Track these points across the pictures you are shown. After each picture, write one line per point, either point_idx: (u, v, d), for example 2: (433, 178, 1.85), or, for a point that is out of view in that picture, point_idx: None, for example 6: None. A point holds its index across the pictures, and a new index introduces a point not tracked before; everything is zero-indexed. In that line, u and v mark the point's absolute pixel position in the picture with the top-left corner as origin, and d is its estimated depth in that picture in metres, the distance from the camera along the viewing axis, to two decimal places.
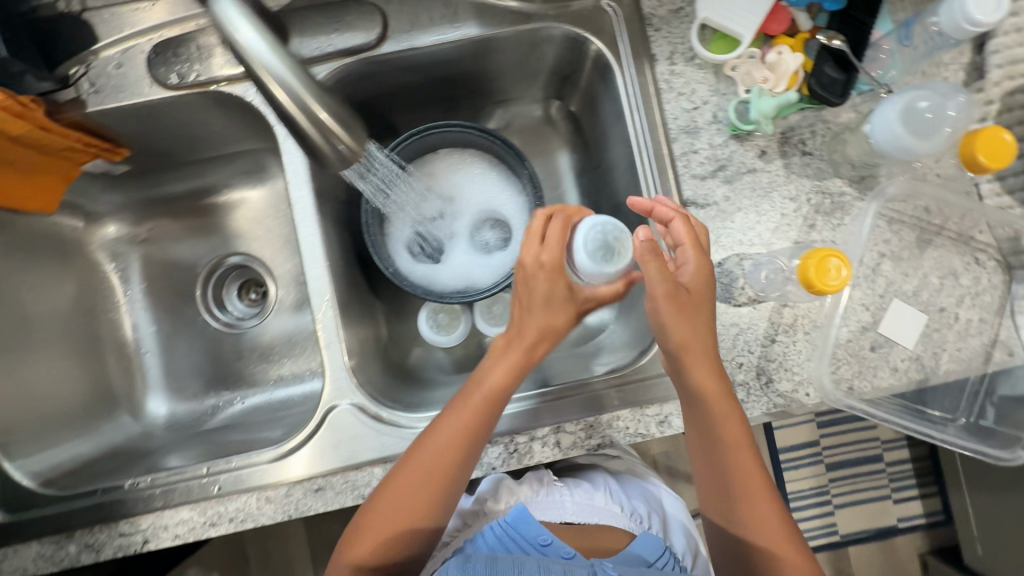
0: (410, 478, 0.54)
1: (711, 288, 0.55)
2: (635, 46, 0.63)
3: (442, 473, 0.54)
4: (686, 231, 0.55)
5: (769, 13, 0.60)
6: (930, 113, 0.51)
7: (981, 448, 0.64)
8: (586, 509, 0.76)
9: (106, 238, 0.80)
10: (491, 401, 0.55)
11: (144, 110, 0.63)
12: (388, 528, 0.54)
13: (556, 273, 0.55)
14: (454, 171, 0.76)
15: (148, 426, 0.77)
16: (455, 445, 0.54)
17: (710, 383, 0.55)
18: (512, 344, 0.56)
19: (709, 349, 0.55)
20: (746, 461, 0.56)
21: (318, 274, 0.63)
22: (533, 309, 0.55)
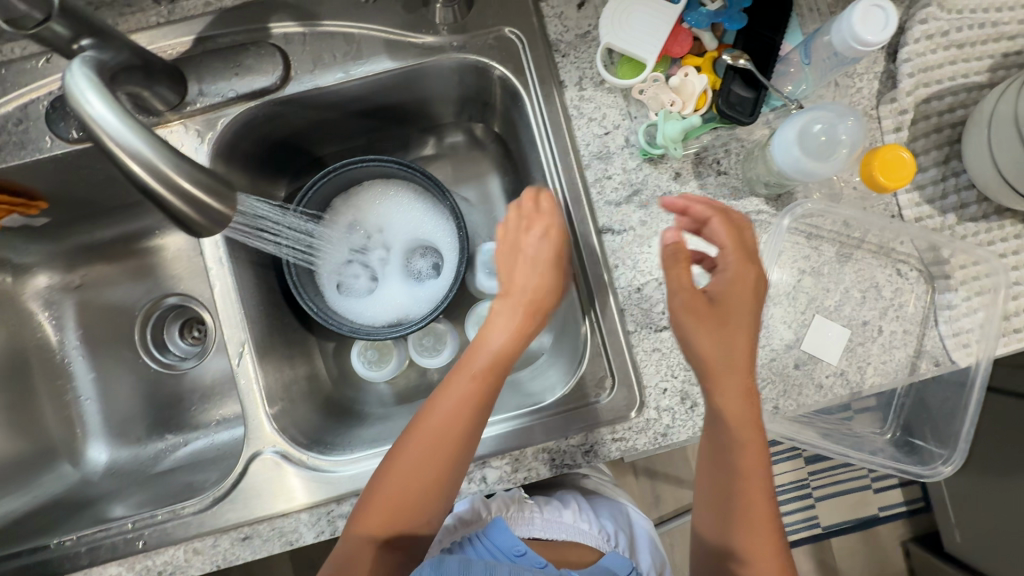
0: (418, 450, 0.54)
1: (748, 301, 0.52)
2: (543, 73, 0.63)
3: (452, 441, 0.53)
4: (725, 232, 0.54)
5: (670, 36, 0.59)
6: (824, 136, 0.54)
7: (900, 464, 0.65)
8: (555, 524, 0.75)
9: (38, 288, 0.80)
10: (503, 358, 0.55)
11: (50, 164, 0.63)
12: (399, 494, 0.53)
13: (554, 229, 0.56)
14: (380, 203, 0.75)
15: (89, 475, 0.77)
16: (467, 408, 0.54)
17: (736, 402, 0.52)
18: (515, 301, 0.55)
19: (741, 367, 0.52)
20: (754, 488, 0.54)
21: (235, 321, 0.63)
22: (533, 265, 0.56)
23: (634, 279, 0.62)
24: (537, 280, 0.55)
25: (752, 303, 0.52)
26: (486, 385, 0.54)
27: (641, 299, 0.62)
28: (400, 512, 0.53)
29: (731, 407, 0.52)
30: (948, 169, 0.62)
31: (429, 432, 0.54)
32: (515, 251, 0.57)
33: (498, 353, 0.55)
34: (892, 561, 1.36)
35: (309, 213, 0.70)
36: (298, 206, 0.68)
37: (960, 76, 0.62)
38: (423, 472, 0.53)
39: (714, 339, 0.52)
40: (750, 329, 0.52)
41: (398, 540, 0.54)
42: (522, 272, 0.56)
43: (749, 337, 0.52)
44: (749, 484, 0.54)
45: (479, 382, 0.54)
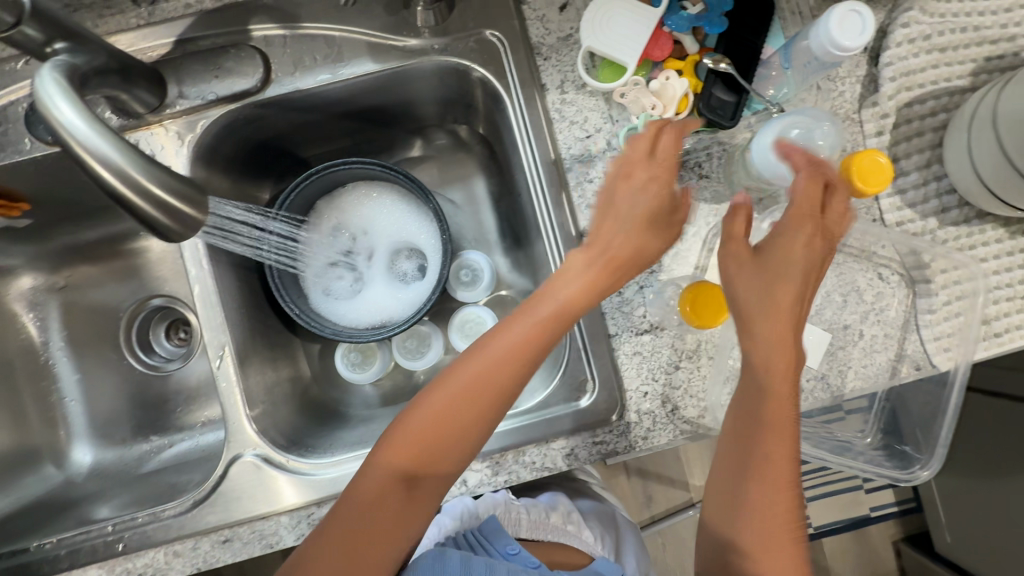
0: (460, 393, 0.50)
1: (804, 252, 0.51)
2: (524, 76, 0.63)
3: (496, 387, 0.50)
4: (804, 190, 0.50)
5: (650, 39, 0.59)
6: (801, 139, 0.54)
7: (881, 469, 0.65)
8: (542, 526, 0.74)
9: (22, 289, 0.80)
10: (572, 310, 0.50)
11: (30, 166, 0.63)
12: (428, 435, 0.49)
13: (658, 176, 0.51)
14: (363, 205, 0.75)
15: (74, 476, 0.77)
16: (525, 352, 0.50)
17: (776, 346, 0.50)
18: (597, 256, 0.51)
19: (785, 309, 0.50)
20: (778, 447, 0.50)
21: (215, 324, 0.62)
22: (628, 218, 0.51)
23: None
24: (626, 234, 0.51)
25: (810, 253, 0.51)
26: (547, 334, 0.50)
27: (623, 303, 0.62)
28: (430, 457, 0.49)
29: (776, 352, 0.50)
30: (930, 172, 0.62)
31: (475, 373, 0.50)
32: (613, 197, 0.52)
33: (568, 305, 0.50)
34: (883, 561, 1.36)
35: (291, 216, 0.69)
36: (280, 209, 0.68)
37: (942, 80, 0.62)
38: (461, 413, 0.49)
39: (759, 284, 0.51)
40: (801, 275, 0.51)
41: (419, 483, 0.50)
42: (611, 220, 0.52)
43: (799, 281, 0.51)
44: (776, 445, 0.50)
45: (541, 331, 0.50)
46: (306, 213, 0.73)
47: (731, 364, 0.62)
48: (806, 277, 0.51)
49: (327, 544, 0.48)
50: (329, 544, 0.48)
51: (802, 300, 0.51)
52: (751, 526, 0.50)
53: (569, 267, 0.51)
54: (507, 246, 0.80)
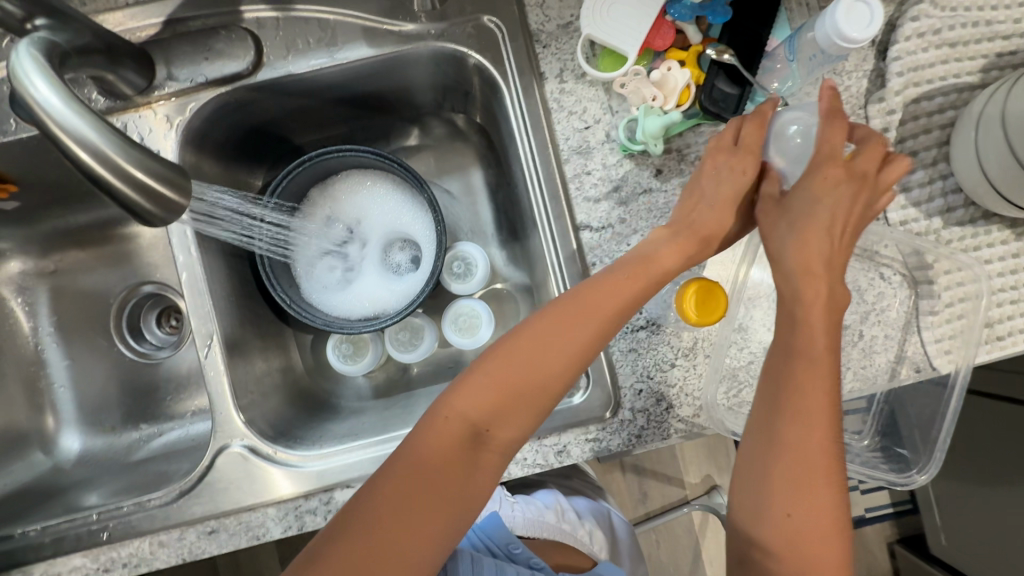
0: (533, 350, 0.49)
1: (833, 198, 0.50)
2: (522, 64, 0.61)
3: (571, 348, 0.50)
4: (825, 134, 0.51)
5: (652, 28, 0.57)
6: (798, 137, 0.54)
7: (868, 471, 0.63)
8: (537, 524, 0.74)
9: (11, 273, 0.79)
10: (657, 279, 0.52)
11: (15, 147, 0.62)
12: (495, 391, 0.49)
13: (748, 156, 0.54)
14: (356, 194, 0.74)
15: (62, 462, 0.76)
16: (607, 312, 0.50)
17: (807, 280, 0.49)
18: (682, 229, 0.53)
19: (815, 259, 0.49)
20: (812, 385, 0.48)
21: (203, 312, 0.61)
22: (721, 198, 0.53)
23: None
24: (719, 211, 0.53)
25: (849, 201, 0.50)
26: (639, 301, 0.51)
27: None
28: (499, 410, 0.49)
29: (807, 287, 0.49)
30: (936, 171, 0.61)
31: (551, 333, 0.50)
32: (704, 173, 0.55)
33: (662, 272, 0.52)
34: (877, 562, 1.35)
35: (282, 204, 0.68)
36: (272, 197, 0.66)
37: (951, 76, 0.61)
38: (537, 367, 0.49)
39: (789, 227, 0.51)
40: (834, 214, 0.50)
41: (486, 437, 0.48)
42: (700, 197, 0.54)
43: (831, 218, 0.50)
44: (812, 385, 0.48)
45: (631, 297, 0.51)
46: (298, 202, 0.71)
47: (726, 363, 0.61)
48: (840, 215, 0.50)
49: (373, 497, 0.46)
50: (394, 478, 0.46)
51: (837, 239, 0.50)
52: (786, 470, 0.48)
53: (659, 239, 0.53)
54: (503, 238, 0.78)
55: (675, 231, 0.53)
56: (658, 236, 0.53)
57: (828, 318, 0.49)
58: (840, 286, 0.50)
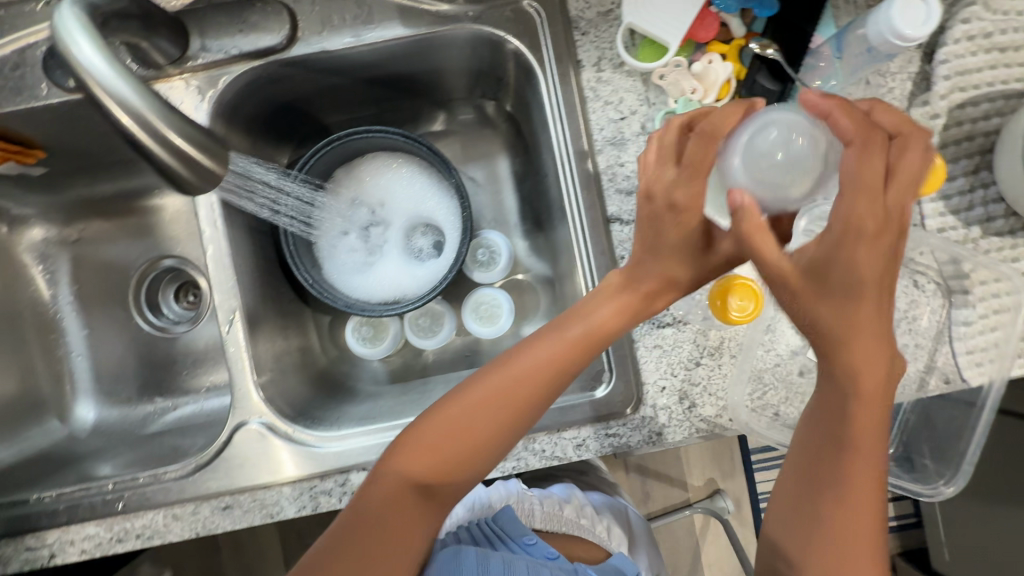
0: (470, 413, 0.49)
1: (875, 256, 0.40)
2: (560, 51, 0.60)
3: (508, 407, 0.50)
4: (854, 165, 0.41)
5: (696, 19, 0.56)
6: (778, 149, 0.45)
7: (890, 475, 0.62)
8: (557, 518, 0.74)
9: (33, 240, 0.78)
10: (593, 337, 0.50)
11: (45, 113, 0.62)
12: (433, 454, 0.49)
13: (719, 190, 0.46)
14: (383, 176, 0.73)
15: (76, 432, 0.76)
16: (542, 372, 0.50)
17: (858, 360, 0.43)
18: (627, 286, 0.50)
19: (866, 326, 0.42)
20: (863, 457, 0.45)
21: (227, 287, 0.61)
22: (684, 242, 0.48)
23: None
24: (686, 261, 0.49)
25: (886, 260, 0.41)
26: (575, 360, 0.50)
27: None
28: (442, 467, 0.49)
29: (866, 370, 0.43)
30: (977, 179, 0.59)
31: (485, 394, 0.50)
32: (671, 211, 0.47)
33: (601, 331, 0.50)
34: None
35: (310, 178, 0.68)
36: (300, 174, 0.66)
37: (1000, 81, 0.59)
38: (473, 425, 0.49)
39: (824, 295, 0.42)
40: (877, 278, 0.41)
41: (434, 491, 0.49)
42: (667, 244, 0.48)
43: (877, 287, 0.41)
44: (861, 453, 0.45)
45: (567, 357, 0.50)
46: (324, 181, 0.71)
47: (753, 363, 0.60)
48: (883, 278, 0.41)
49: (335, 539, 0.46)
50: (343, 532, 0.47)
51: (875, 303, 0.42)
52: (831, 534, 0.45)
53: (600, 295, 0.51)
54: (527, 229, 0.78)
55: (620, 287, 0.51)
56: (600, 294, 0.51)
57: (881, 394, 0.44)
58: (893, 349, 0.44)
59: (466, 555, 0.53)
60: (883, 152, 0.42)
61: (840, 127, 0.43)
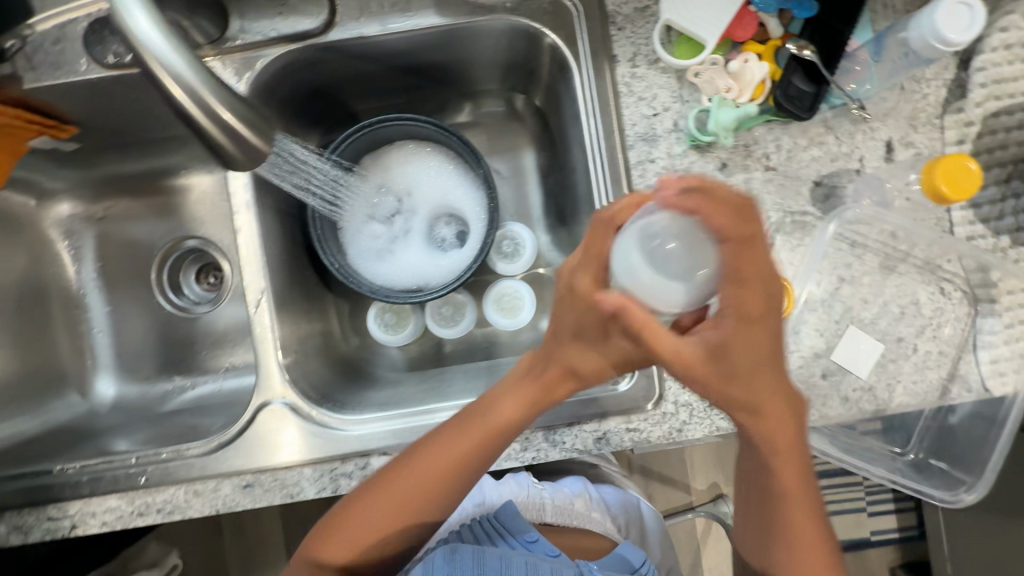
0: (393, 499, 0.52)
1: (761, 345, 0.41)
2: (595, 46, 0.60)
3: (421, 495, 0.52)
4: (734, 258, 0.40)
5: (734, 18, 0.56)
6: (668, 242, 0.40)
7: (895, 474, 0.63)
8: (567, 512, 0.76)
9: (60, 215, 0.79)
10: (499, 430, 0.51)
11: (82, 88, 0.62)
12: (373, 534, 0.52)
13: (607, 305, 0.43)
14: (409, 165, 0.74)
15: (96, 407, 0.76)
16: (445, 465, 0.51)
17: (766, 433, 0.45)
18: (531, 374, 0.51)
19: (768, 404, 0.43)
20: (795, 507, 0.48)
21: (255, 267, 0.61)
22: (578, 342, 0.46)
23: None
24: (588, 363, 0.47)
25: (769, 336, 0.41)
26: (483, 456, 0.51)
27: None
28: (366, 552, 0.52)
29: (779, 439, 0.45)
30: (1008, 189, 0.59)
31: (401, 486, 0.52)
32: (562, 322, 0.45)
33: (502, 426, 0.51)
34: None
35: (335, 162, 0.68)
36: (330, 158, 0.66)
37: None
38: (386, 514, 0.52)
39: (724, 385, 0.42)
40: (771, 359, 0.42)
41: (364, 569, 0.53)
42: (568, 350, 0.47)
43: (773, 363, 0.42)
44: (795, 504, 0.48)
45: (473, 452, 0.51)
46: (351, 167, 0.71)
47: None
48: (776, 354, 0.42)
49: None
50: None
51: (768, 383, 0.43)
52: (787, 561, 0.49)
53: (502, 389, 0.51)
54: (550, 223, 0.78)
55: (523, 376, 0.51)
56: (502, 384, 0.52)
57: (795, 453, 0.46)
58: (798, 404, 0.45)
59: (463, 554, 0.53)
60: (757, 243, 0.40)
61: (713, 224, 0.39)
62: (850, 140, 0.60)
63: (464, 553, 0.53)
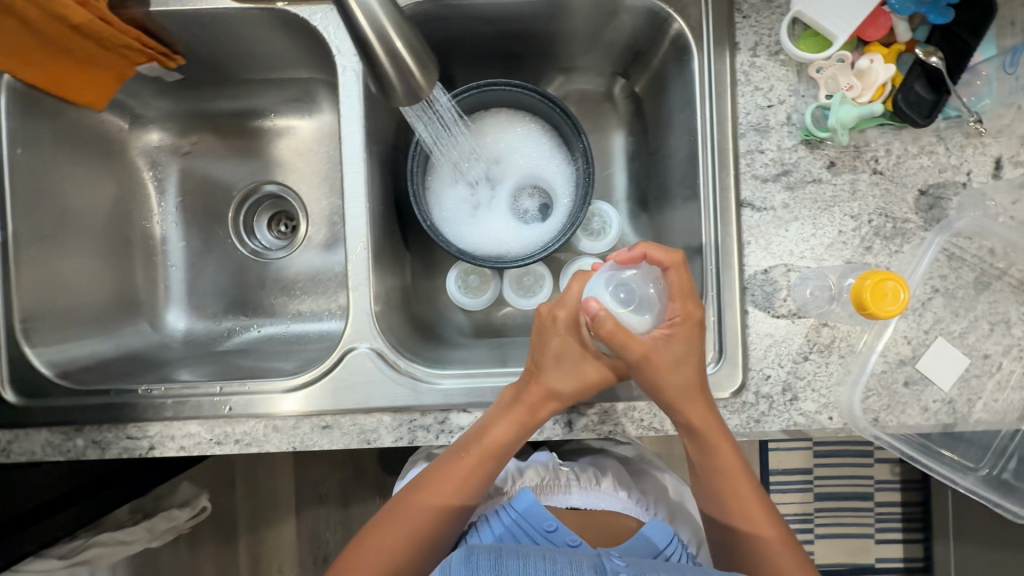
0: (410, 510, 0.59)
1: (689, 342, 0.56)
2: (720, 31, 0.60)
3: (429, 504, 0.59)
4: (678, 281, 0.56)
5: (869, 17, 0.57)
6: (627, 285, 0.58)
7: (978, 487, 0.63)
8: (593, 494, 0.74)
9: (148, 144, 0.79)
10: (489, 451, 0.58)
11: (207, 18, 0.64)
12: (391, 556, 0.57)
13: (578, 335, 0.59)
14: (506, 136, 0.74)
15: (166, 338, 0.77)
16: (447, 476, 0.59)
17: (705, 424, 0.57)
18: (513, 403, 0.58)
19: (699, 392, 0.56)
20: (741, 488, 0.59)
21: (357, 214, 0.61)
22: (559, 367, 0.58)
23: (764, 260, 0.60)
24: (566, 382, 0.58)
25: (698, 340, 0.57)
26: (484, 470, 0.59)
27: (766, 282, 0.60)
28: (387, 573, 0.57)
29: (707, 420, 0.57)
30: None
31: (417, 498, 0.60)
32: (546, 350, 0.58)
33: (498, 446, 0.58)
34: None
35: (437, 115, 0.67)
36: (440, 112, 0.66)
37: None
38: (399, 529, 0.58)
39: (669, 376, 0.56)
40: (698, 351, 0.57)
41: None
42: (550, 377, 0.58)
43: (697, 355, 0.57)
44: (739, 485, 0.60)
45: (474, 471, 0.59)
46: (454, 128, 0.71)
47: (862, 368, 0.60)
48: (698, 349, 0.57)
49: None
50: None
51: (698, 374, 0.57)
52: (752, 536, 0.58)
53: (493, 415, 0.58)
54: (629, 208, 0.78)
55: (508, 405, 0.58)
56: (487, 415, 0.59)
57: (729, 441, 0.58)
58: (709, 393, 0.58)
59: (480, 559, 0.50)
60: (684, 271, 0.56)
61: (657, 257, 0.56)
62: (960, 152, 0.60)
63: (481, 557, 0.50)
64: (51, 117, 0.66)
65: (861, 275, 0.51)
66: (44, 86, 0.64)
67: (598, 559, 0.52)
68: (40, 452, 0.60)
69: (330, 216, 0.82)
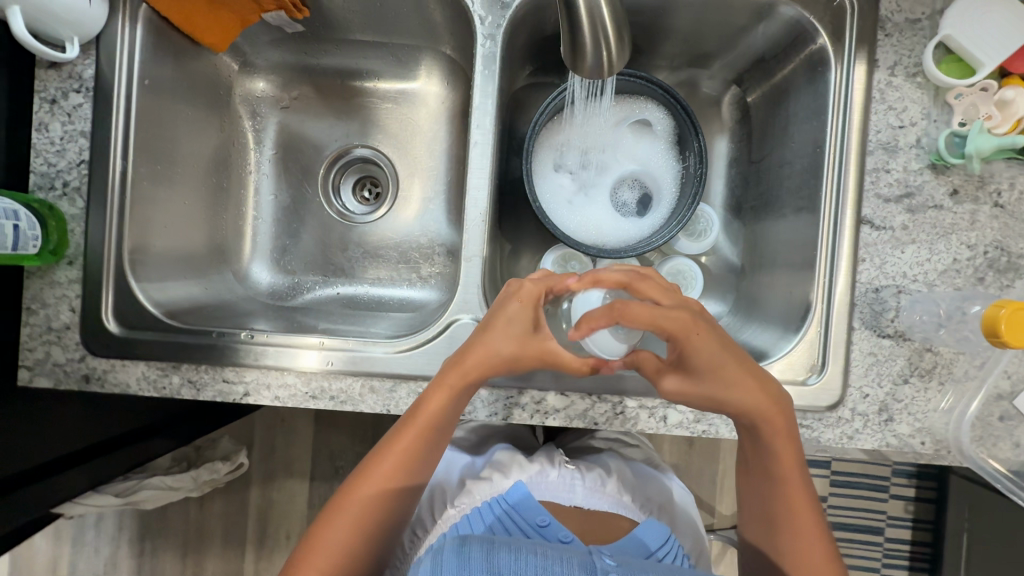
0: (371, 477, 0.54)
1: (707, 344, 0.50)
2: (862, 45, 0.60)
3: (379, 471, 0.54)
4: (641, 312, 0.50)
5: (1018, 49, 0.57)
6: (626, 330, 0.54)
7: None
8: (598, 495, 0.69)
9: (252, 92, 0.79)
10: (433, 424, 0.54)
11: None
12: (355, 526, 0.53)
13: (539, 312, 0.54)
14: (621, 128, 0.72)
15: (249, 288, 0.76)
16: (404, 444, 0.54)
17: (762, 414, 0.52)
18: (455, 371, 0.53)
19: (745, 377, 0.51)
20: (798, 500, 0.53)
21: (479, 185, 0.62)
22: (502, 330, 0.53)
23: (876, 280, 0.61)
24: (512, 346, 0.53)
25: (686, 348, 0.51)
26: (432, 437, 0.54)
27: (876, 300, 0.61)
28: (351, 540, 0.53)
29: (762, 411, 0.51)
30: None
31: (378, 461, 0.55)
32: (495, 316, 0.54)
33: (433, 419, 0.54)
34: None
35: (591, 90, 0.67)
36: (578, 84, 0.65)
37: None
38: (355, 497, 0.54)
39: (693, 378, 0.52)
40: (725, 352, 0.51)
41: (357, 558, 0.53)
42: (486, 343, 0.53)
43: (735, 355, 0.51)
44: (793, 499, 0.53)
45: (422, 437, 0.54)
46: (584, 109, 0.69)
47: (961, 396, 0.60)
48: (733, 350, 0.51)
49: None
50: None
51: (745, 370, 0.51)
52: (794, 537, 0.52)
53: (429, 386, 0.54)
54: (722, 215, 0.78)
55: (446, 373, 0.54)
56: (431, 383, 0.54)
57: (782, 417, 0.52)
58: (775, 386, 0.53)
59: (471, 550, 0.43)
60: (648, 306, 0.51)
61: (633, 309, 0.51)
62: None
63: (473, 547, 0.43)
64: (176, 54, 0.67)
65: (993, 304, 0.52)
66: (175, 19, 0.64)
67: (587, 556, 0.44)
68: (133, 386, 0.61)
69: (421, 186, 0.82)
